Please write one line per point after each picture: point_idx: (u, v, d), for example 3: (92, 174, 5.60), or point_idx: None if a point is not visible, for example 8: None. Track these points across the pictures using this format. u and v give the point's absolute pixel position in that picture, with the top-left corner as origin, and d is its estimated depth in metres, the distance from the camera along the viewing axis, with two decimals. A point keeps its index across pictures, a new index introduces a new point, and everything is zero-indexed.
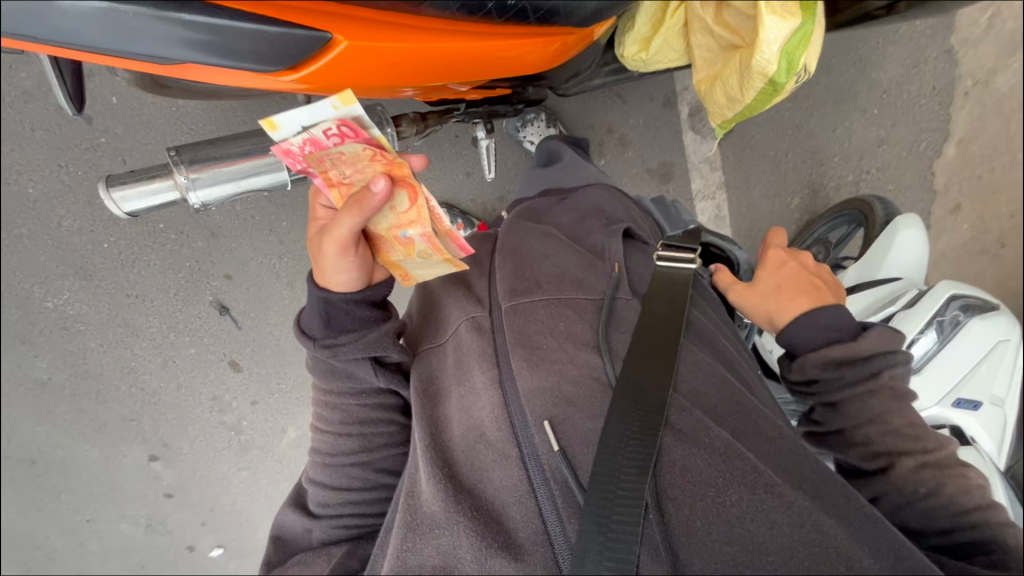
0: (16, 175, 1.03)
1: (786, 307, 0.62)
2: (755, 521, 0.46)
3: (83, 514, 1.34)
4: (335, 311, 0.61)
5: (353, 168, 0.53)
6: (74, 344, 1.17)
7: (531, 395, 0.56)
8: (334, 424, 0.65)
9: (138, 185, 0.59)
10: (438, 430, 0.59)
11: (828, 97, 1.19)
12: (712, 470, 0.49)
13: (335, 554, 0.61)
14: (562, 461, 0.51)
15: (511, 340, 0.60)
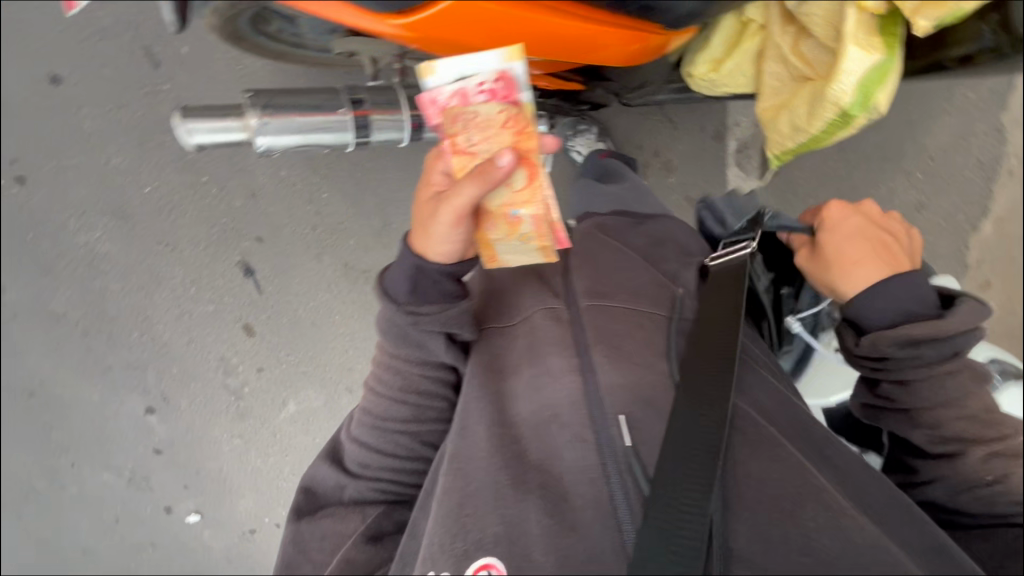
0: (78, 107, 1.06)
1: (849, 279, 0.78)
2: (829, 538, 0.53)
3: (69, 456, 1.32)
4: (424, 279, 0.66)
5: (483, 134, 0.58)
6: (96, 282, 1.16)
7: (613, 390, 0.61)
8: (392, 389, 0.70)
9: (210, 119, 0.60)
10: (504, 410, 0.64)
11: (873, 154, 1.21)
12: (772, 488, 0.56)
13: (370, 514, 0.68)
14: (631, 457, 0.56)
15: (592, 336, 0.66)
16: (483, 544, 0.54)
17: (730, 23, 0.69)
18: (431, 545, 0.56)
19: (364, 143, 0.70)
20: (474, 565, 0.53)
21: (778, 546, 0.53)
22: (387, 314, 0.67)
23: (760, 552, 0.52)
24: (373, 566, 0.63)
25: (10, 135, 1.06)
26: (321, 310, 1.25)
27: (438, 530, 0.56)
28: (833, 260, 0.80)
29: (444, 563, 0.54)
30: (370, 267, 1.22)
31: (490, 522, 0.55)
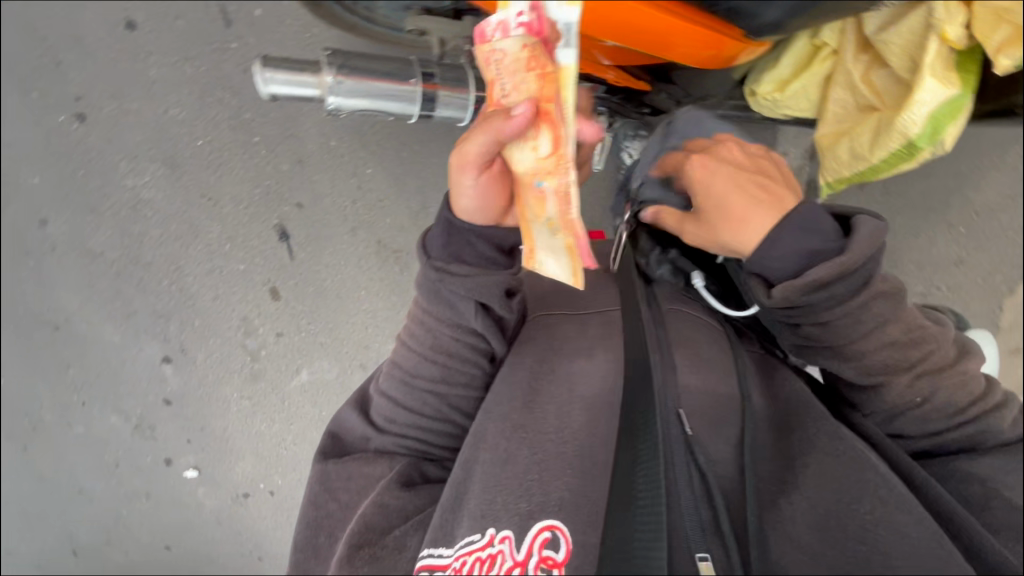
0: (147, 54, 1.09)
1: (756, 226, 0.66)
2: (886, 529, 0.54)
3: (81, 395, 1.33)
4: (456, 237, 0.67)
5: (513, 83, 0.54)
6: (136, 226, 1.18)
7: (691, 387, 0.66)
8: (423, 347, 0.72)
9: (288, 72, 0.62)
10: (569, 388, 0.67)
11: (918, 202, 1.20)
12: (829, 486, 0.58)
13: (395, 463, 0.72)
14: (692, 444, 0.60)
15: (673, 339, 0.70)
16: (548, 507, 0.58)
17: (804, 47, 0.75)
18: (491, 503, 0.60)
19: (427, 117, 0.71)
20: (533, 528, 0.57)
21: (835, 538, 0.54)
22: (420, 269, 0.68)
23: (818, 541, 0.55)
24: (407, 511, 0.66)
25: (78, 72, 1.09)
26: (347, 284, 1.26)
27: (502, 491, 0.60)
28: (722, 214, 0.69)
29: (506, 522, 0.58)
30: (402, 247, 1.24)
31: (555, 487, 0.59)
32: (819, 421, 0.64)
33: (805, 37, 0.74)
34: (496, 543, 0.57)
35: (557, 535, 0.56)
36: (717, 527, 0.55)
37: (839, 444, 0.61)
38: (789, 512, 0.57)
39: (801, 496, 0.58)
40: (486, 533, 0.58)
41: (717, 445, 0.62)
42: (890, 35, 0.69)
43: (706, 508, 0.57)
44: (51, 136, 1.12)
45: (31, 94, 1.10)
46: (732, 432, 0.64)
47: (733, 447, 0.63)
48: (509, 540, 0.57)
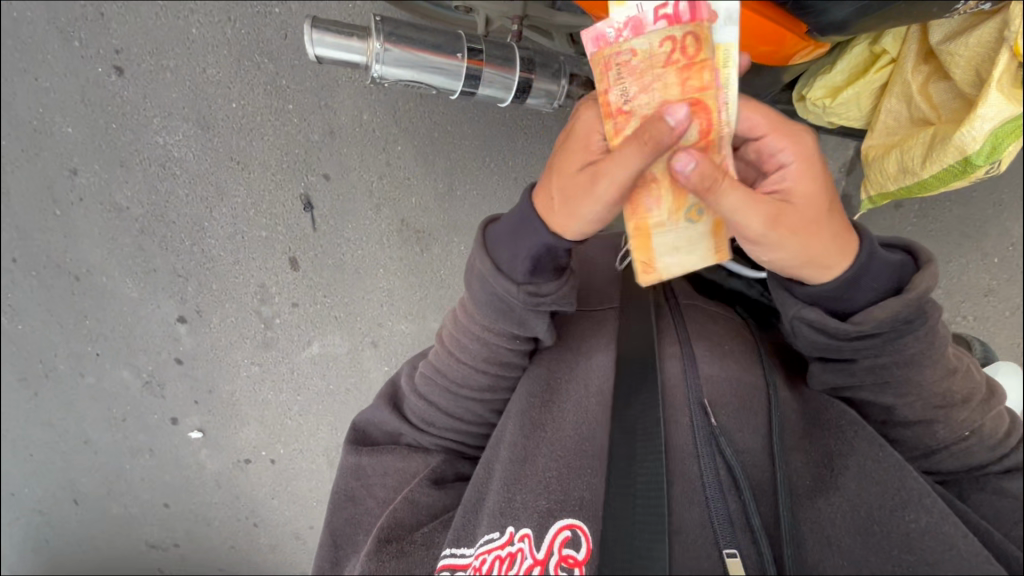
0: (188, 12, 1.09)
1: (837, 242, 0.53)
2: (932, 539, 0.49)
3: (95, 346, 1.34)
4: (548, 260, 0.59)
5: (648, 78, 0.50)
6: (164, 184, 1.19)
7: (712, 380, 0.61)
8: (475, 359, 0.65)
9: (337, 36, 0.61)
10: (590, 382, 0.63)
11: (955, 228, 1.18)
12: (871, 489, 0.53)
13: (432, 461, 0.70)
14: (719, 435, 0.56)
15: (691, 330, 0.66)
16: (567, 506, 0.56)
17: (862, 53, 0.74)
18: (512, 500, 0.59)
19: (469, 94, 0.70)
20: (554, 526, 0.55)
21: (877, 545, 0.50)
22: (499, 289, 0.59)
23: (859, 545, 0.51)
24: (436, 509, 0.67)
25: (120, 23, 1.08)
26: (367, 260, 1.26)
27: (523, 490, 0.59)
28: (813, 213, 0.52)
29: (524, 520, 0.57)
30: (425, 228, 1.23)
31: (574, 486, 0.57)
32: (855, 424, 0.56)
33: (863, 44, 0.73)
34: (515, 542, 0.56)
35: (577, 533, 0.54)
36: (748, 523, 0.53)
37: (883, 445, 0.54)
38: (828, 513, 0.53)
39: (838, 496, 0.54)
40: (506, 532, 0.57)
41: (745, 434, 0.58)
42: (960, 44, 0.64)
43: (733, 499, 0.54)
44: (86, 85, 1.11)
45: (71, 41, 1.09)
46: (760, 421, 0.59)
47: (762, 437, 0.58)
48: (529, 537, 0.56)
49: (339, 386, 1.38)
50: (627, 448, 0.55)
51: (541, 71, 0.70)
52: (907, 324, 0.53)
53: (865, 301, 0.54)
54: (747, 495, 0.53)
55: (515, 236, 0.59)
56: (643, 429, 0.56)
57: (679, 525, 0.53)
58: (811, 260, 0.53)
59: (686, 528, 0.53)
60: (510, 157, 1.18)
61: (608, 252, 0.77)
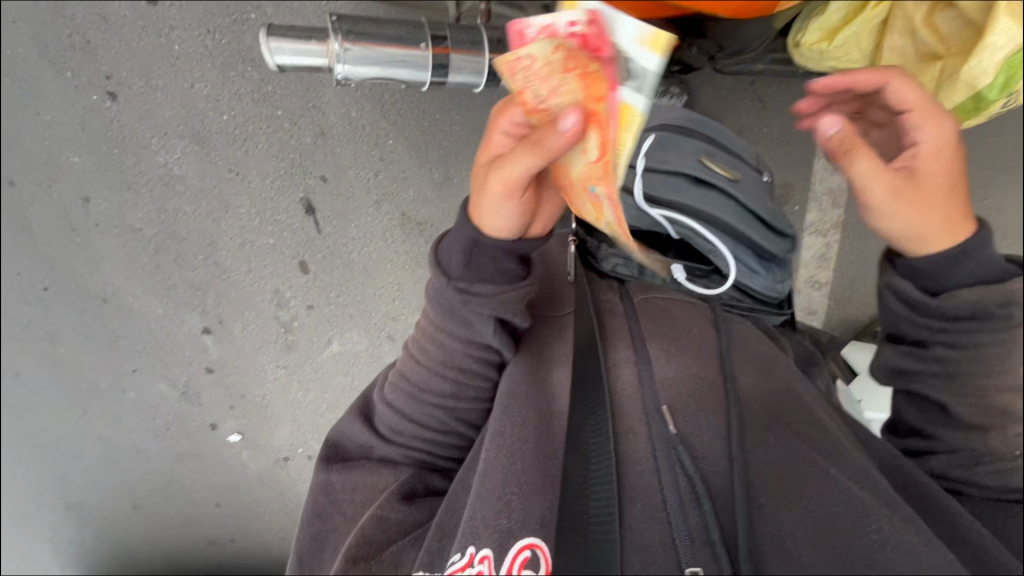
0: (168, 29, 1.09)
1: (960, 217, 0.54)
2: (893, 549, 0.50)
3: (131, 362, 1.39)
4: (479, 254, 0.63)
5: (551, 88, 0.49)
6: (171, 204, 1.21)
7: (667, 382, 0.60)
8: (434, 361, 0.67)
9: (294, 41, 0.59)
10: (551, 399, 0.64)
11: (987, 159, 1.12)
12: (836, 498, 0.54)
13: (401, 474, 0.70)
14: (679, 444, 0.56)
15: (646, 330, 0.65)
16: (528, 523, 0.57)
17: None
18: (471, 518, 0.58)
19: (439, 84, 0.68)
20: (514, 545, 0.56)
21: (839, 559, 0.51)
22: (438, 286, 0.64)
23: (820, 559, 0.51)
24: (407, 526, 0.66)
25: (106, 48, 1.09)
26: (375, 256, 1.27)
27: (482, 505, 0.58)
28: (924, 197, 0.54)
29: (484, 540, 0.57)
30: (426, 219, 1.24)
31: (535, 504, 0.57)
32: (819, 425, 0.58)
33: None
34: (475, 563, 0.56)
35: (537, 553, 0.55)
36: (707, 537, 0.53)
37: (841, 451, 0.56)
38: (789, 526, 0.53)
39: (803, 509, 0.54)
40: (465, 553, 0.57)
41: (706, 439, 0.57)
42: None
43: (693, 514, 0.54)
44: (84, 113, 1.13)
45: (65, 73, 1.10)
46: (719, 422, 0.58)
47: (721, 438, 0.58)
48: (488, 559, 0.56)
49: (364, 381, 1.41)
50: (580, 472, 0.54)
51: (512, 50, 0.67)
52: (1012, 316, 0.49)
53: (957, 281, 0.52)
54: (708, 510, 0.54)
55: (450, 233, 0.64)
56: (595, 450, 0.55)
57: (641, 543, 0.53)
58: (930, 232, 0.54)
59: (648, 546, 0.53)
60: None
61: (562, 246, 0.80)
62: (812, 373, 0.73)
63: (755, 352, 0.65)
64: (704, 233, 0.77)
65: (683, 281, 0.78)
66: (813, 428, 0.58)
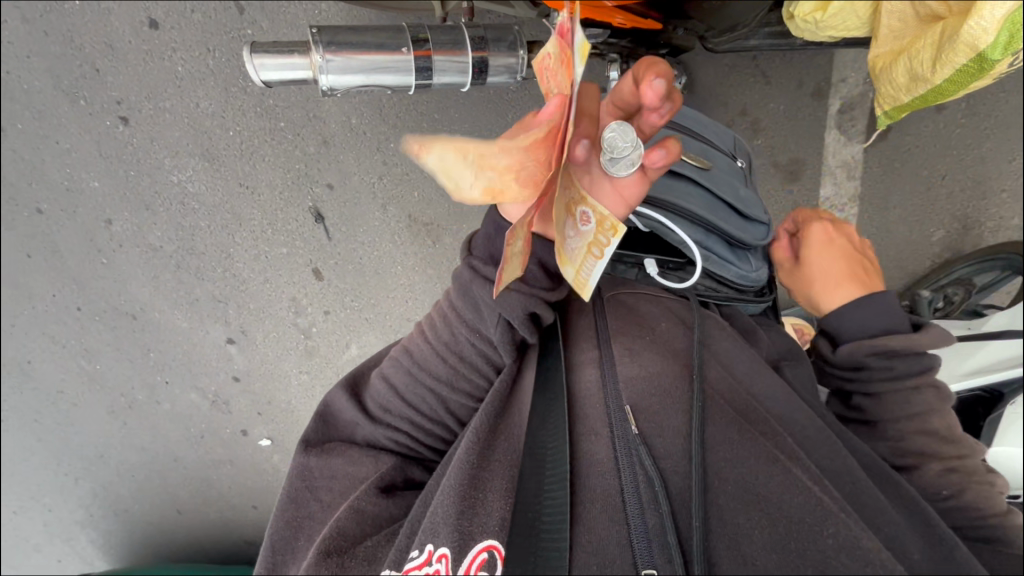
0: (171, 51, 1.11)
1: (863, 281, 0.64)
2: (848, 556, 0.45)
3: (163, 375, 1.45)
4: (501, 236, 0.59)
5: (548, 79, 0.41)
6: (188, 220, 1.25)
7: (632, 380, 0.55)
8: (439, 342, 0.63)
9: (278, 56, 0.60)
10: (523, 406, 0.58)
11: (1015, 120, 1.05)
12: (793, 499, 0.48)
13: (383, 462, 0.66)
14: (639, 445, 0.51)
15: (614, 330, 0.59)
16: (489, 526, 0.50)
17: None
18: (434, 515, 0.53)
19: (426, 86, 0.68)
20: (473, 548, 0.50)
21: (790, 562, 0.46)
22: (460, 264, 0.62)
23: (773, 564, 0.46)
24: (382, 521, 0.62)
25: (114, 74, 1.12)
26: (384, 261, 1.29)
27: (444, 501, 0.53)
28: (822, 275, 0.66)
29: (443, 538, 0.51)
30: (432, 219, 1.24)
31: (499, 505, 0.51)
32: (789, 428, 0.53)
33: None
34: (433, 562, 0.50)
35: (495, 556, 0.49)
36: (664, 538, 0.47)
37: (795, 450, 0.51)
38: (745, 528, 0.48)
39: (759, 511, 0.48)
40: (425, 550, 0.52)
41: (667, 438, 0.52)
42: None
43: (652, 514, 0.48)
44: (100, 139, 1.17)
45: (78, 101, 1.14)
46: (682, 419, 0.53)
47: (684, 436, 0.52)
48: (446, 558, 0.50)
49: None
50: (535, 480, 0.51)
51: (496, 46, 0.67)
52: (896, 368, 0.58)
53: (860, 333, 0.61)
54: (666, 510, 0.48)
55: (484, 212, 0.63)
56: (553, 457, 0.52)
57: (599, 543, 0.48)
58: (829, 291, 0.65)
59: (603, 547, 0.48)
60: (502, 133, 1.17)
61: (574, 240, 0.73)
62: (789, 363, 0.64)
63: (727, 351, 0.58)
64: (669, 224, 0.64)
65: (655, 275, 0.67)
66: (777, 426, 0.53)
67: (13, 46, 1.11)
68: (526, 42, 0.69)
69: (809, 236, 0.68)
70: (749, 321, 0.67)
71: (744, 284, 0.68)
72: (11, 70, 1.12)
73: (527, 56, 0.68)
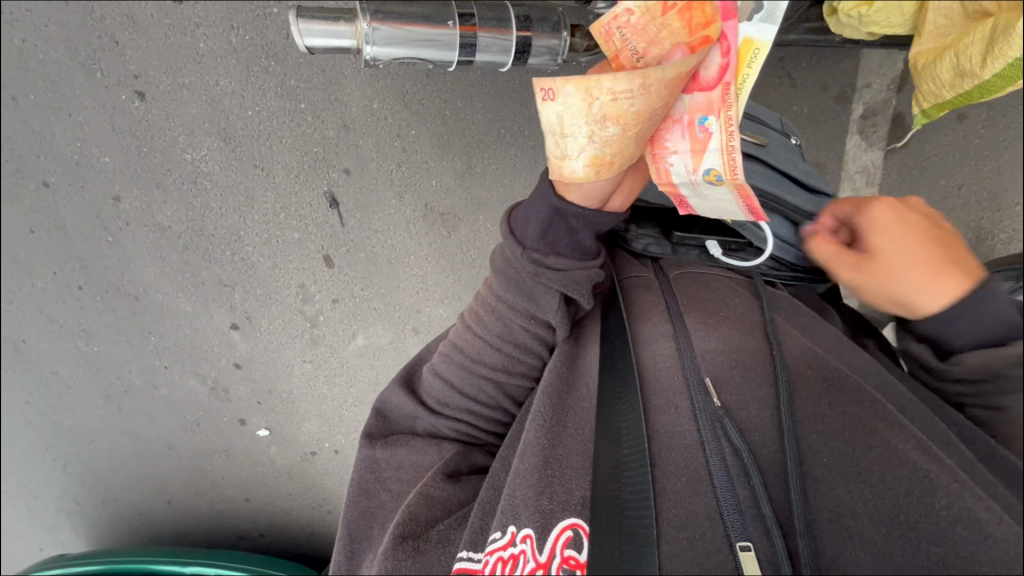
0: (193, 27, 1.09)
1: (956, 264, 0.47)
2: (964, 527, 0.40)
3: (163, 359, 1.42)
4: (559, 225, 0.58)
5: (649, 45, 0.45)
6: (199, 201, 1.23)
7: (710, 355, 0.55)
8: (492, 334, 0.64)
9: (323, 23, 0.59)
10: (590, 382, 0.60)
11: None
12: (897, 471, 0.44)
13: (446, 450, 0.68)
14: (724, 417, 0.50)
15: (683, 305, 0.61)
16: (569, 504, 0.52)
17: None
18: (512, 497, 0.55)
19: (467, 63, 0.67)
20: (557, 526, 0.51)
21: (902, 538, 0.42)
22: (510, 256, 0.61)
23: (882, 538, 0.42)
24: (451, 505, 0.62)
25: (134, 48, 1.10)
26: (397, 249, 1.27)
27: (522, 484, 0.54)
28: (900, 262, 0.49)
29: (525, 520, 0.52)
30: (449, 209, 1.23)
31: (577, 483, 0.53)
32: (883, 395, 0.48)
33: None
34: (518, 543, 0.52)
35: (580, 533, 0.50)
36: (758, 510, 0.46)
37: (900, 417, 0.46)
38: (847, 502, 0.45)
39: (860, 483, 0.45)
40: (507, 531, 0.53)
41: (753, 412, 0.51)
42: None
43: (742, 487, 0.47)
44: (114, 113, 1.15)
45: (94, 73, 1.12)
46: (767, 392, 0.52)
47: (770, 409, 0.51)
48: (531, 538, 0.51)
49: (388, 374, 1.41)
50: (612, 458, 0.52)
51: (540, 26, 0.66)
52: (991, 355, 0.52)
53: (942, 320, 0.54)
54: (758, 481, 0.47)
55: (529, 203, 0.60)
56: (628, 433, 0.52)
57: (688, 516, 0.47)
58: (929, 283, 0.47)
59: (694, 519, 0.46)
60: (524, 125, 1.16)
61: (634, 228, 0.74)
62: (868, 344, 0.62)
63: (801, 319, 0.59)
64: None
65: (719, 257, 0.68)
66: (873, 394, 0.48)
67: (30, 14, 1.08)
68: (568, 24, 0.68)
69: (868, 217, 0.53)
70: (817, 301, 0.67)
71: (808, 261, 0.68)
72: (25, 38, 1.10)
73: (570, 38, 0.68)
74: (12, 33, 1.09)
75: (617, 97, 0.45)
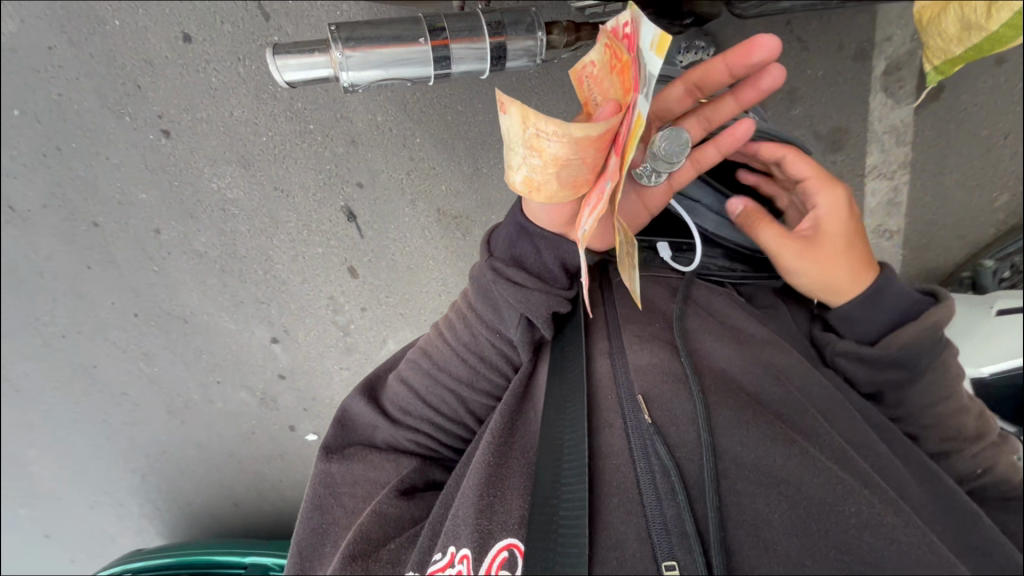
0: (204, 63, 1.15)
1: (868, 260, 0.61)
2: (872, 534, 0.44)
3: (215, 375, 1.52)
4: (523, 240, 0.64)
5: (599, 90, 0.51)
6: (228, 226, 1.30)
7: (642, 369, 0.57)
8: (460, 343, 0.67)
9: (299, 56, 0.61)
10: (537, 401, 0.62)
11: None
12: (813, 480, 0.47)
13: (404, 465, 0.71)
14: (653, 434, 0.51)
15: (622, 317, 0.64)
16: (508, 524, 0.54)
17: None
18: (456, 518, 0.57)
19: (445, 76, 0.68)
20: (493, 547, 0.53)
21: (814, 545, 0.45)
22: (479, 266, 0.66)
23: (796, 547, 0.45)
24: (405, 522, 0.65)
25: (155, 90, 1.18)
26: (415, 255, 1.31)
27: (464, 504, 0.56)
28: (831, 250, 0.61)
29: (464, 540, 0.54)
30: (461, 212, 1.25)
31: (516, 504, 0.54)
32: (801, 412, 0.53)
33: None
34: (457, 562, 0.54)
35: (514, 554, 0.52)
36: (683, 528, 0.47)
37: (818, 429, 0.51)
38: (765, 512, 0.47)
39: (777, 493, 0.48)
40: (448, 552, 0.56)
41: (681, 427, 0.52)
42: None
43: (668, 504, 0.48)
44: (145, 152, 1.23)
45: (124, 117, 1.20)
46: (690, 406, 0.53)
47: (694, 423, 0.52)
48: (468, 558, 0.53)
49: None
50: (552, 473, 0.53)
51: (513, 30, 0.65)
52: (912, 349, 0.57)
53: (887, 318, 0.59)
54: (683, 500, 0.48)
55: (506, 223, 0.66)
56: (569, 446, 0.53)
57: (618, 537, 0.48)
58: (850, 277, 0.60)
59: (622, 542, 0.48)
60: None
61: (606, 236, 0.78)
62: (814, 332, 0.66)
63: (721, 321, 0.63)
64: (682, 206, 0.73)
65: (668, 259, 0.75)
66: (796, 410, 0.53)
67: (62, 69, 1.17)
68: (544, 22, 0.67)
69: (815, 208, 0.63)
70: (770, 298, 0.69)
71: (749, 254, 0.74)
72: (60, 92, 1.18)
73: (546, 37, 0.67)
74: (48, 88, 1.18)
75: (540, 133, 0.46)
